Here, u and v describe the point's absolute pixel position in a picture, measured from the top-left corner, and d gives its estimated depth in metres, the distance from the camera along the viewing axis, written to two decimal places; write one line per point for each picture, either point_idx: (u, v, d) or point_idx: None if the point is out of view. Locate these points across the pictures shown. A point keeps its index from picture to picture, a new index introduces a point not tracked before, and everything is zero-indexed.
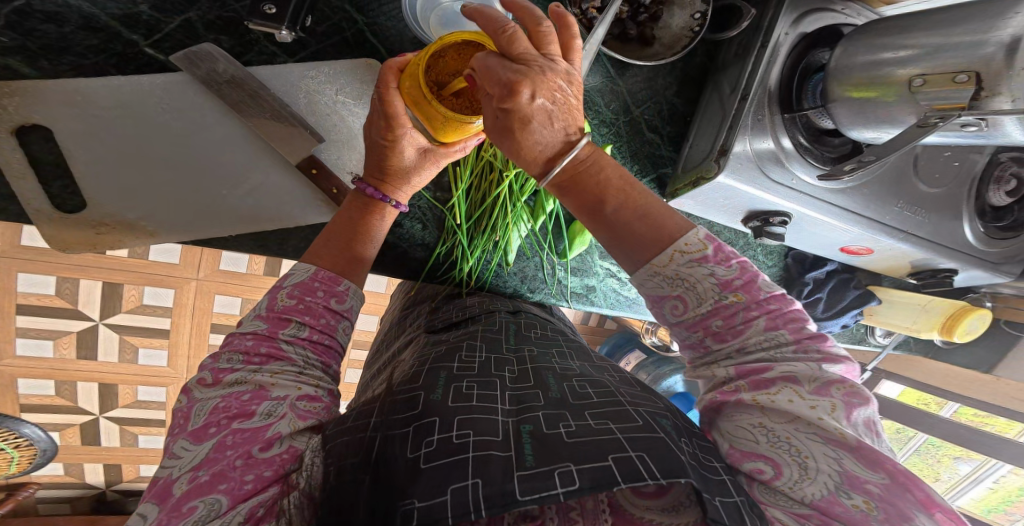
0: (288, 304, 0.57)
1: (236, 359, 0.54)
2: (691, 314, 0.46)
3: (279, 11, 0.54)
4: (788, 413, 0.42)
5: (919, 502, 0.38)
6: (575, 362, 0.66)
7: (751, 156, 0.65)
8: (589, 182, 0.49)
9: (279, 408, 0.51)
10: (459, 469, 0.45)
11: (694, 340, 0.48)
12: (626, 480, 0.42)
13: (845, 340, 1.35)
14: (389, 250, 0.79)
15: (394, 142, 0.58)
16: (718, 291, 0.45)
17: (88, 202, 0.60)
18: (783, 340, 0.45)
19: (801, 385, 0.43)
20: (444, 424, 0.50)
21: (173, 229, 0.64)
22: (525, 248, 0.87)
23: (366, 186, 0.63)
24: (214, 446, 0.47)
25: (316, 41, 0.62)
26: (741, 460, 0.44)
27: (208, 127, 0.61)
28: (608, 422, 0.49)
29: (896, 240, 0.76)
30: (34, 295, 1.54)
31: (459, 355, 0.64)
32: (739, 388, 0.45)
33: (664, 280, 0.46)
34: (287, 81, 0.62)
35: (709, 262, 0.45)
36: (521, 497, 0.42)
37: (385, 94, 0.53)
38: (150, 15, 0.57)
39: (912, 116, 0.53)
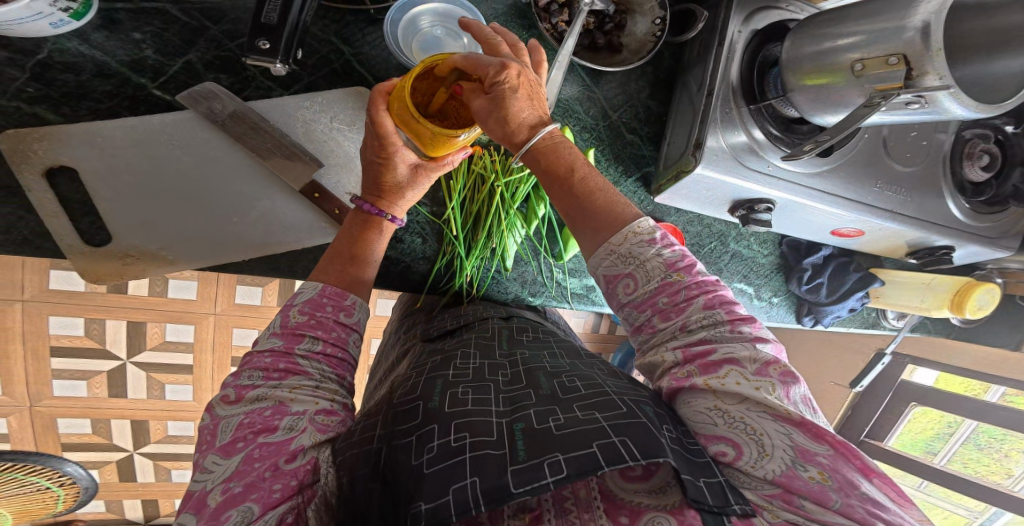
0: (300, 321, 0.61)
1: (257, 376, 0.58)
2: (641, 291, 0.55)
3: (273, 45, 0.57)
4: (738, 394, 0.49)
5: (857, 468, 0.46)
6: (565, 360, 0.69)
7: (726, 148, 0.68)
8: (563, 154, 0.58)
9: (299, 422, 0.55)
10: (458, 469, 0.49)
11: (643, 319, 0.57)
12: (608, 464, 0.45)
13: (859, 326, 1.34)
14: (392, 265, 0.82)
15: (387, 158, 0.59)
16: (664, 270, 0.54)
17: (115, 236, 0.66)
18: (721, 319, 0.53)
19: (745, 366, 0.50)
20: (442, 429, 0.54)
21: (192, 259, 0.69)
22: (523, 254, 0.91)
23: (364, 203, 0.65)
24: (242, 459, 0.52)
25: (308, 73, 0.67)
26: (708, 443, 0.50)
27: (217, 160, 0.66)
28: (594, 411, 0.53)
29: (883, 220, 0.77)
30: (65, 337, 1.63)
31: (455, 363, 0.68)
32: (684, 339, 0.54)
33: (618, 258, 0.55)
34: (284, 112, 0.67)
35: (657, 243, 0.55)
36: (515, 489, 0.46)
37: (375, 116, 0.54)
38: (155, 59, 0.63)
39: (860, 96, 0.55)
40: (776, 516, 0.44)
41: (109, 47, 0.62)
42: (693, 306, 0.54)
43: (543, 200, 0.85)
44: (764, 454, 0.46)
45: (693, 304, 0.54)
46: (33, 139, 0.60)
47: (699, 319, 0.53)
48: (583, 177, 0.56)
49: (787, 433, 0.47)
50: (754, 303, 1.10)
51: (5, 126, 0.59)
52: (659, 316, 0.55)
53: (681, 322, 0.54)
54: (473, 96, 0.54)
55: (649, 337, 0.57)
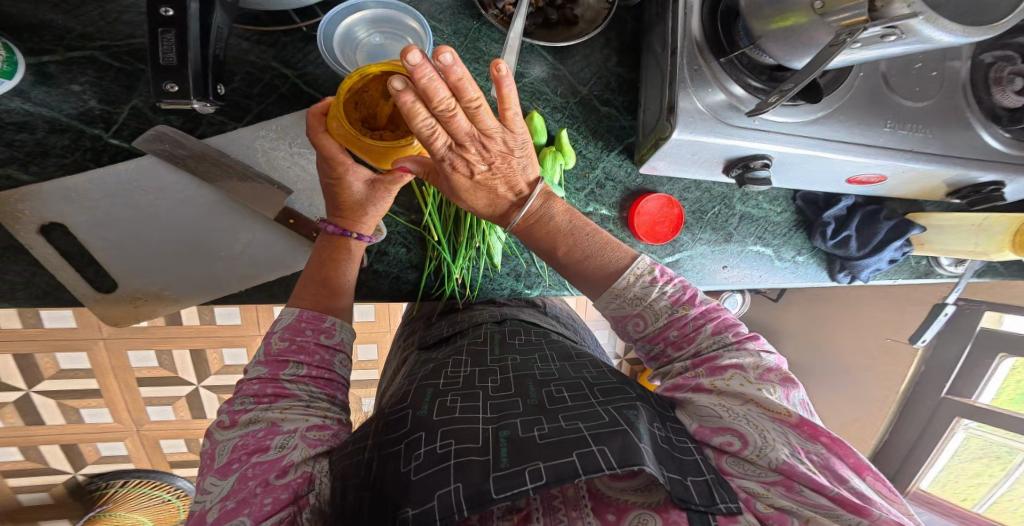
0: (282, 347, 0.62)
1: (248, 402, 0.59)
2: (650, 328, 0.61)
3: (182, 87, 0.55)
4: (740, 393, 0.53)
5: (850, 465, 0.49)
6: (555, 364, 0.68)
7: (702, 108, 0.64)
8: (542, 230, 0.64)
9: (290, 440, 0.56)
10: (442, 475, 0.47)
11: (657, 350, 0.62)
12: (586, 472, 0.45)
13: (908, 276, 1.21)
14: (383, 278, 0.83)
15: (339, 178, 0.57)
16: (670, 307, 0.61)
17: (119, 281, 0.71)
18: (728, 340, 0.59)
19: (749, 370, 0.55)
20: (429, 436, 0.52)
21: (193, 295, 0.73)
22: (509, 249, 0.91)
23: (328, 224, 0.68)
24: (236, 479, 0.52)
25: (256, 102, 0.68)
26: (710, 437, 0.52)
27: (190, 199, 0.69)
28: (578, 421, 0.52)
29: (903, 161, 0.69)
30: (144, 369, 1.71)
31: (445, 371, 0.67)
32: (692, 360, 0.59)
33: (625, 302, 0.61)
34: (242, 145, 0.67)
35: (659, 282, 0.61)
36: (496, 494, 0.45)
37: (316, 140, 0.54)
38: (101, 108, 0.65)
39: (829, 35, 0.49)
40: (771, 503, 0.46)
41: (54, 102, 0.64)
42: (704, 334, 0.60)
43: None
44: (765, 447, 0.48)
45: (704, 335, 0.60)
46: (16, 200, 0.64)
47: (708, 344, 0.59)
48: (568, 252, 0.63)
49: (786, 430, 0.50)
50: (776, 265, 1.03)
51: None
52: (672, 344, 0.61)
53: (697, 356, 0.59)
54: (441, 182, 0.58)
55: (665, 359, 0.62)
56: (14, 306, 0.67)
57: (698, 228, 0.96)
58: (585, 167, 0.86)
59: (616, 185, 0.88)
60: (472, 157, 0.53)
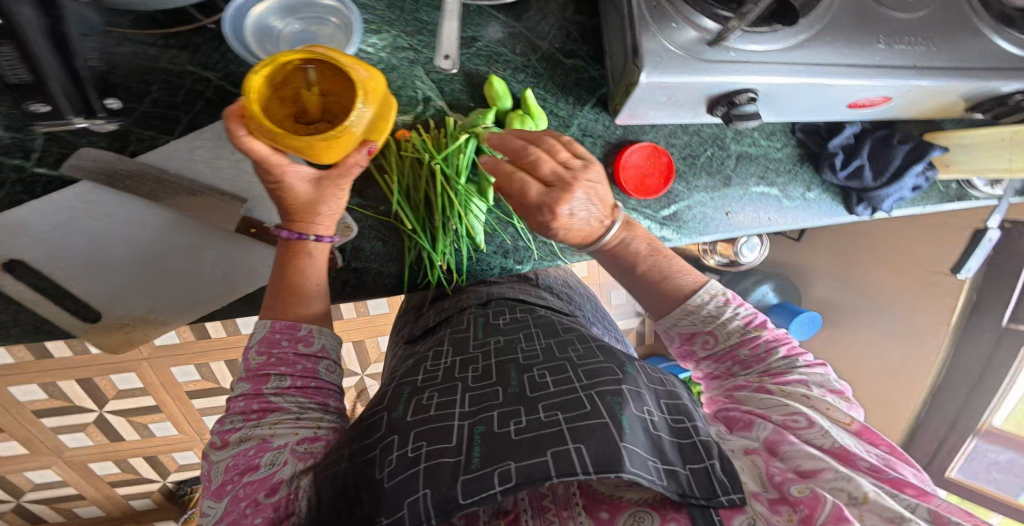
0: (260, 361, 0.56)
1: (237, 419, 0.54)
2: (720, 346, 0.62)
3: (51, 105, 0.53)
4: (802, 394, 0.53)
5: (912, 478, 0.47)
6: (539, 344, 0.63)
7: (666, 47, 0.60)
8: (625, 255, 0.65)
9: (280, 455, 0.50)
10: (411, 482, 0.43)
11: (722, 370, 0.63)
12: (558, 475, 0.40)
13: (939, 200, 1.05)
14: (365, 275, 0.79)
15: (279, 182, 0.53)
16: (743, 328, 0.62)
17: (103, 311, 0.69)
18: (807, 364, 0.58)
19: (823, 385, 0.55)
20: (401, 439, 0.47)
21: (179, 314, 0.72)
22: (492, 226, 0.86)
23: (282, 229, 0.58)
24: (230, 501, 0.48)
25: (185, 112, 0.66)
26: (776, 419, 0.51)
27: (143, 220, 0.66)
28: (557, 411, 0.47)
29: (910, 79, 0.62)
30: (191, 383, 1.65)
31: (425, 366, 0.63)
32: (759, 372, 0.59)
33: (695, 318, 0.63)
34: (180, 157, 0.65)
35: (732, 304, 0.63)
36: (463, 500, 0.40)
37: (239, 145, 0.47)
38: (8, 136, 0.63)
39: None
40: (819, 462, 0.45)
41: None
42: (774, 357, 0.59)
43: None
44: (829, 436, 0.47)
45: (775, 358, 0.59)
46: None
47: (782, 363, 0.59)
48: (646, 271, 0.64)
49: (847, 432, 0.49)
50: (785, 205, 0.93)
51: None
52: (744, 364, 0.61)
53: (766, 372, 0.59)
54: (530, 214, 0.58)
55: (732, 376, 0.62)
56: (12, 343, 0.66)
57: (692, 176, 0.89)
58: (559, 125, 0.82)
59: (595, 139, 0.84)
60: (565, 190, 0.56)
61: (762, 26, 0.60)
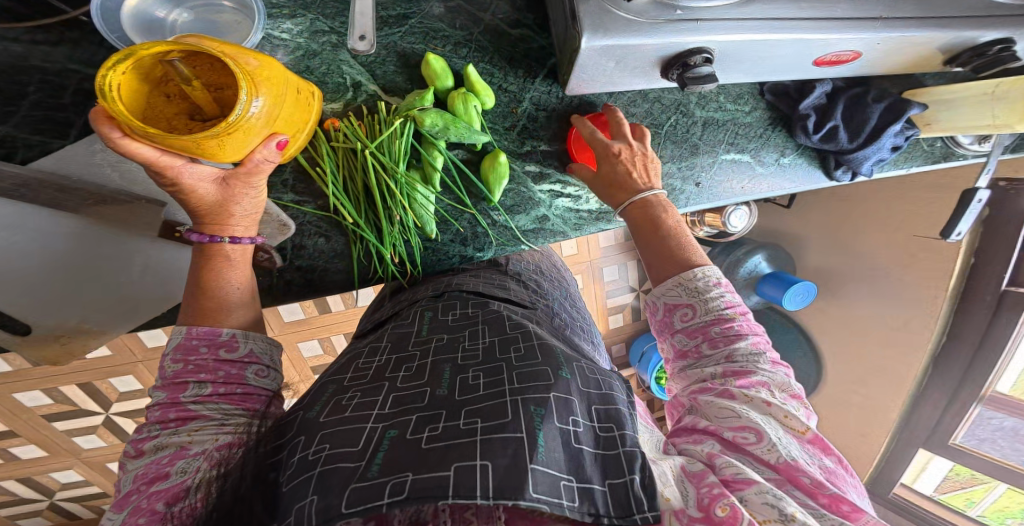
0: (177, 369, 0.53)
1: (154, 428, 0.51)
2: (695, 321, 0.58)
3: None
4: (761, 403, 0.50)
5: (850, 481, 0.49)
6: (485, 339, 0.61)
7: (606, 8, 0.56)
8: (654, 218, 0.65)
9: (193, 463, 0.47)
10: (303, 486, 0.41)
11: (690, 347, 0.58)
12: (455, 495, 0.38)
13: (922, 163, 1.00)
14: (309, 273, 0.75)
15: (175, 186, 0.48)
16: (722, 308, 0.57)
17: (34, 323, 0.65)
18: (767, 361, 0.54)
19: (779, 386, 0.52)
20: (307, 440, 0.45)
21: (117, 323, 0.68)
22: (445, 214, 0.80)
23: (193, 233, 0.53)
24: (131, 513, 0.44)
25: (77, 114, 0.62)
26: (721, 433, 0.49)
27: (53, 231, 0.62)
28: (477, 419, 0.45)
29: (875, 32, 0.58)
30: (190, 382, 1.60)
31: (357, 365, 0.60)
32: (723, 356, 0.55)
33: (683, 290, 0.59)
34: (81, 162, 0.61)
35: (722, 286, 0.59)
36: (346, 509, 0.38)
37: (119, 149, 0.43)
38: None
39: None
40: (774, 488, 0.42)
41: None
42: (737, 347, 0.55)
43: (436, 145, 0.72)
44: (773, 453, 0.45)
45: (742, 352, 0.55)
46: None
47: (747, 358, 0.54)
48: (670, 235, 0.64)
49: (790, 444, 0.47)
50: (755, 173, 0.89)
51: None
52: (709, 353, 0.56)
53: (728, 365, 0.54)
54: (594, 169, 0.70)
55: (693, 363, 0.58)
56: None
57: (654, 146, 0.84)
58: (509, 101, 0.78)
59: (549, 113, 0.80)
60: (631, 156, 0.69)
61: None
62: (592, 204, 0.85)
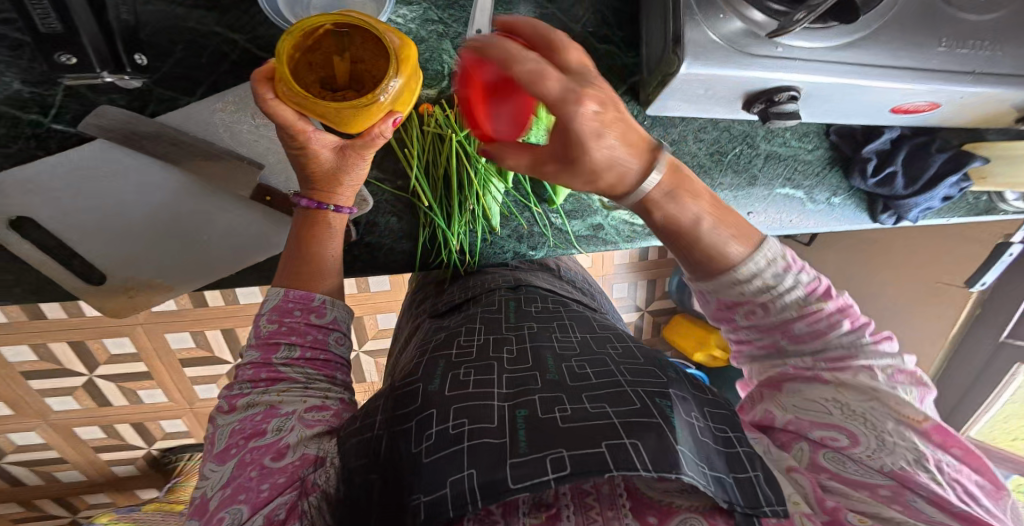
0: (271, 329, 0.57)
1: (245, 386, 0.55)
2: (768, 318, 0.48)
3: (78, 57, 0.51)
4: (866, 388, 0.45)
5: (980, 481, 0.43)
6: (574, 336, 0.65)
7: (711, 38, 0.56)
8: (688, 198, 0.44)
9: (287, 422, 0.51)
10: (455, 460, 0.42)
11: (765, 339, 0.50)
12: (618, 468, 0.39)
13: (964, 214, 1.04)
14: (377, 250, 0.77)
15: (303, 149, 0.52)
16: (806, 297, 0.47)
17: (109, 273, 0.69)
18: (862, 334, 0.47)
19: (878, 373, 0.46)
20: (441, 414, 0.47)
21: (187, 280, 0.72)
22: (509, 209, 0.82)
23: (302, 198, 0.59)
24: (235, 465, 0.48)
25: (208, 73, 0.62)
26: (806, 432, 0.45)
27: (159, 184, 0.64)
28: (604, 405, 0.47)
29: (965, 83, 0.60)
30: (186, 350, 1.62)
31: (458, 340, 0.65)
32: (816, 367, 0.48)
33: (745, 291, 0.47)
34: (201, 120, 0.62)
35: (794, 269, 0.46)
36: (512, 485, 0.40)
37: (263, 107, 0.46)
38: (30, 92, 0.59)
39: None
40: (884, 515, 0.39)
41: None
42: (832, 350, 0.47)
43: None
44: (886, 434, 0.42)
45: (848, 364, 0.46)
46: None
47: (856, 370, 0.46)
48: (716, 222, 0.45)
49: (852, 334, 0.47)
50: (807, 209, 0.93)
51: None
52: (796, 371, 0.49)
53: (818, 340, 0.47)
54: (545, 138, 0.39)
55: (769, 353, 0.51)
56: (13, 301, 0.67)
57: (717, 172, 0.87)
58: None
59: None
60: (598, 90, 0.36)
61: (816, 22, 0.55)
62: None
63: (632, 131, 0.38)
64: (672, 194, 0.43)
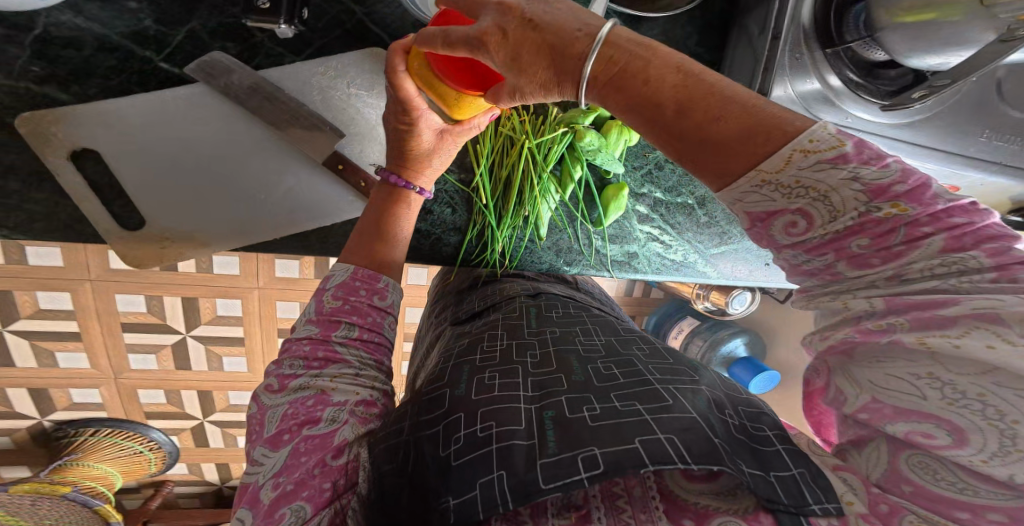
0: (335, 306, 0.56)
1: (297, 365, 0.53)
2: (818, 232, 0.33)
3: (272, 5, 0.58)
4: (981, 362, 0.28)
5: None
6: (600, 339, 0.64)
7: (794, 98, 0.62)
8: (642, 83, 0.37)
9: (341, 413, 0.49)
10: (483, 462, 0.41)
11: (815, 267, 0.35)
12: (654, 462, 0.37)
13: None
14: (424, 238, 0.78)
15: (410, 126, 0.58)
16: (863, 201, 0.31)
17: (148, 218, 0.66)
18: (975, 267, 0.29)
19: (1009, 327, 0.28)
20: (468, 418, 0.46)
21: (224, 240, 0.68)
22: (557, 220, 0.84)
23: (389, 173, 0.63)
24: (289, 453, 0.46)
25: (318, 36, 0.64)
26: (882, 426, 0.32)
27: (237, 137, 0.65)
28: (634, 402, 0.45)
29: (988, 173, 0.71)
30: (132, 314, 1.49)
31: (482, 346, 0.63)
32: (895, 327, 0.32)
33: (776, 191, 0.33)
34: (299, 79, 0.65)
35: (850, 163, 0.31)
36: (544, 485, 0.38)
37: (393, 78, 0.53)
38: (156, 29, 0.60)
39: (991, 31, 0.50)
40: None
41: (107, 19, 0.58)
42: (916, 287, 0.31)
43: (580, 160, 0.77)
44: (1021, 425, 0.27)
45: (946, 316, 0.30)
46: (51, 122, 0.59)
47: (964, 327, 0.29)
48: (682, 109, 0.35)
49: (940, 261, 0.30)
50: None
51: (21, 110, 0.58)
52: (866, 338, 0.33)
53: (894, 266, 0.31)
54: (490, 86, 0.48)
55: (821, 288, 0.35)
56: (31, 239, 0.63)
57: None
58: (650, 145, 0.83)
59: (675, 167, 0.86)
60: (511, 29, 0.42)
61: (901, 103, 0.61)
62: (678, 254, 0.91)
63: (547, 37, 0.41)
64: (633, 79, 0.38)
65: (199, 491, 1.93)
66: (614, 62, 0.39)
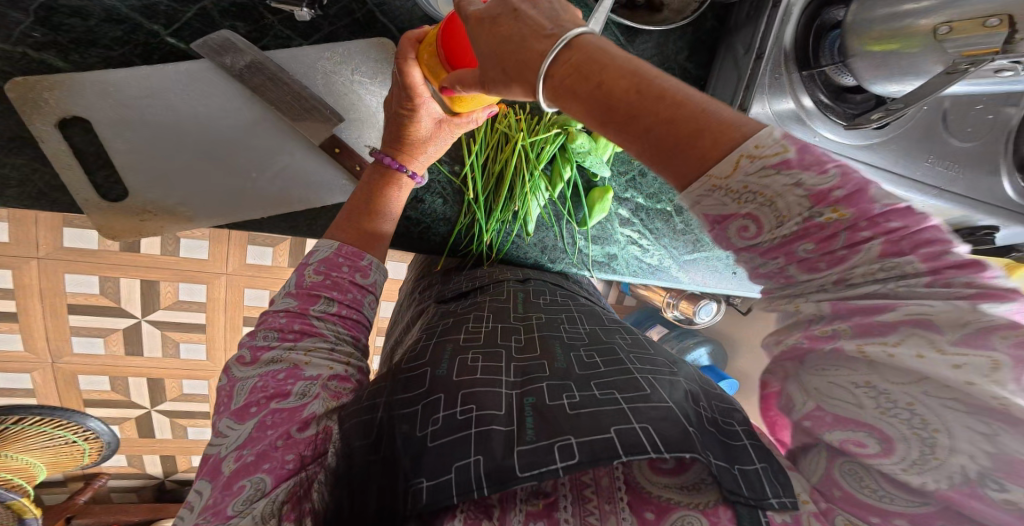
0: (316, 281, 0.57)
1: (271, 337, 0.54)
2: (768, 237, 0.32)
3: None
4: (908, 371, 0.30)
5: None
6: (584, 327, 0.67)
7: (770, 115, 0.67)
8: (593, 83, 0.36)
9: (312, 388, 0.50)
10: (462, 445, 0.43)
11: (771, 270, 0.34)
12: (627, 453, 0.39)
13: None
14: (412, 227, 0.80)
15: (413, 111, 0.60)
16: (807, 205, 0.30)
17: (133, 191, 0.65)
18: (912, 273, 0.29)
19: (941, 334, 0.29)
20: (448, 400, 0.48)
21: (207, 217, 0.68)
22: (545, 217, 0.87)
23: (383, 156, 0.64)
24: (255, 426, 0.46)
25: (328, 23, 0.66)
26: (821, 433, 0.35)
27: (236, 114, 0.65)
28: (613, 392, 0.48)
29: (929, 196, 0.77)
30: (81, 296, 1.42)
31: (466, 326, 0.65)
32: (839, 333, 0.32)
33: (727, 196, 0.32)
34: (304, 63, 0.65)
35: (794, 169, 0.30)
36: (520, 473, 0.40)
37: (403, 64, 0.55)
38: (168, 5, 0.61)
39: (940, 63, 0.54)
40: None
41: None
42: (860, 291, 0.31)
43: (570, 161, 0.79)
44: (939, 434, 0.29)
45: (885, 322, 0.30)
46: (45, 89, 0.58)
47: (901, 334, 0.30)
48: (630, 111, 0.34)
49: (881, 266, 0.30)
50: None
51: (16, 74, 0.58)
52: (813, 344, 0.34)
53: (838, 271, 0.31)
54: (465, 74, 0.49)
55: (779, 291, 0.35)
56: None
57: None
58: None
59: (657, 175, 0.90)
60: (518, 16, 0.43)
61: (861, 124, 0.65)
62: (654, 258, 0.95)
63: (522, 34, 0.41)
64: (587, 84, 0.36)
65: (136, 486, 1.85)
66: (570, 64, 0.37)
